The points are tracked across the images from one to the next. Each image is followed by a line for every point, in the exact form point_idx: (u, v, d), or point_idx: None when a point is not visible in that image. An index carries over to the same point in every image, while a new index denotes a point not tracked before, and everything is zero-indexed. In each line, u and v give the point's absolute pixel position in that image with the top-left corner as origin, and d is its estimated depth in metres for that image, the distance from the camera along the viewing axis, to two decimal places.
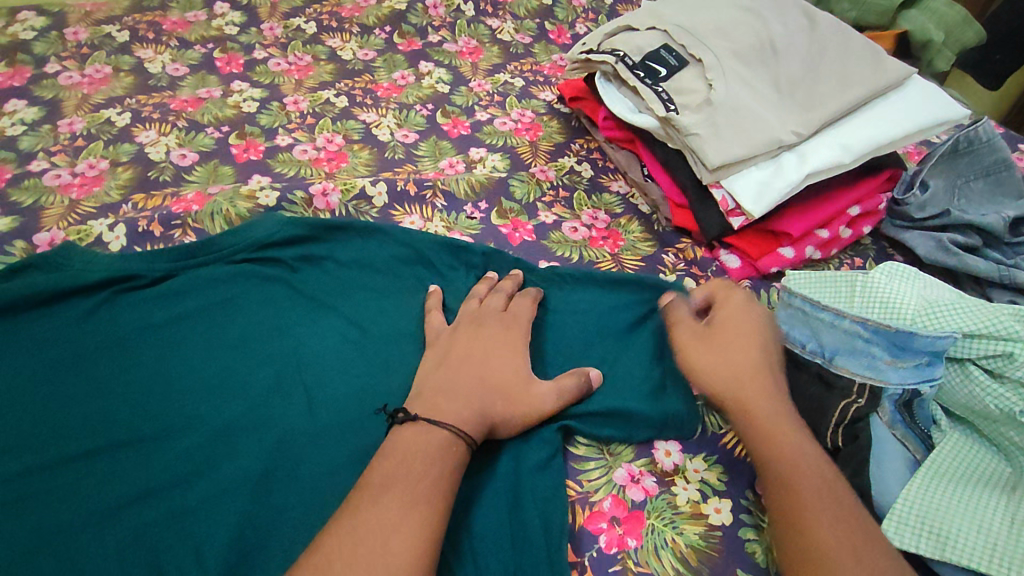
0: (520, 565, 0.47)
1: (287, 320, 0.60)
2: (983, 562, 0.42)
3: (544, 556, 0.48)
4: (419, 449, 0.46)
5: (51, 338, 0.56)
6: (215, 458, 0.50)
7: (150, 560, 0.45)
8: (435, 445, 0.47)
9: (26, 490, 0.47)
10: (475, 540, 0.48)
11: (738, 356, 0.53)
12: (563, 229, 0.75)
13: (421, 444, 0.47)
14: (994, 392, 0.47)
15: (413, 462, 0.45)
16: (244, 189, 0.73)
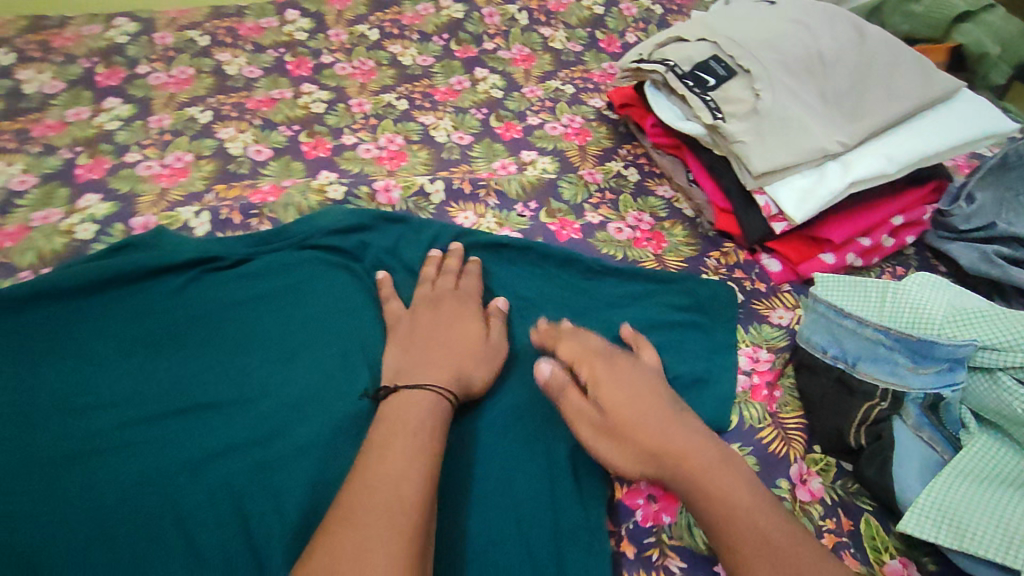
0: (560, 529, 0.51)
1: (353, 302, 0.65)
2: (999, 553, 0.44)
3: (583, 519, 0.52)
4: (412, 409, 0.51)
5: (149, 309, 0.62)
6: (291, 421, 0.55)
7: (237, 506, 0.50)
8: (425, 405, 0.52)
9: (131, 439, 0.53)
10: (519, 508, 0.52)
11: (641, 420, 0.52)
12: (608, 229, 0.78)
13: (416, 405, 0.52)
14: (1021, 396, 0.48)
15: (409, 420, 0.50)
16: (315, 183, 0.80)
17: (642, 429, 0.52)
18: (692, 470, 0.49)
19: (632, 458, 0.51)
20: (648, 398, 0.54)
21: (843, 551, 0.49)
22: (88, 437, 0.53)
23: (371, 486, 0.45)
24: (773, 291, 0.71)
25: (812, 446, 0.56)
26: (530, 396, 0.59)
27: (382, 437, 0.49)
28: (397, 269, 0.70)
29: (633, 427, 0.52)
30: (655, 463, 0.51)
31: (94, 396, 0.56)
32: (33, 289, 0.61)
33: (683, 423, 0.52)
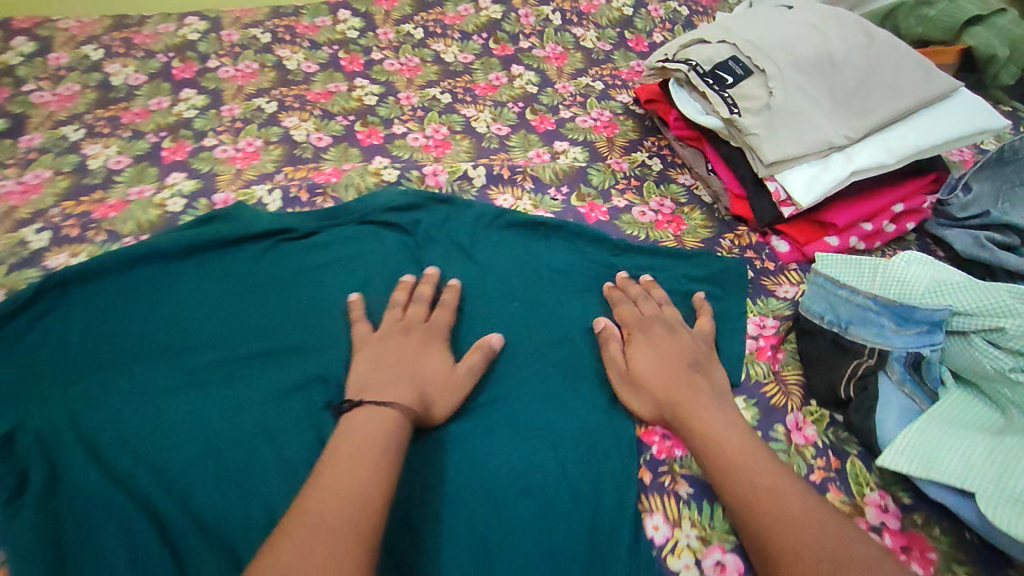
0: (595, 456, 0.61)
1: (406, 271, 0.76)
2: (963, 481, 0.52)
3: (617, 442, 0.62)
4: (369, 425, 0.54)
5: (237, 271, 0.74)
6: (356, 363, 0.66)
7: (315, 427, 0.61)
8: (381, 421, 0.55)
9: (229, 373, 0.65)
10: (554, 435, 0.62)
11: (657, 375, 0.63)
12: (633, 213, 0.87)
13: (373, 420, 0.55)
14: (991, 354, 0.56)
15: (366, 435, 0.54)
16: (372, 167, 0.90)
17: (653, 384, 0.62)
18: (693, 422, 0.59)
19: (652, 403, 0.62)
20: (672, 357, 0.64)
21: (829, 484, 0.58)
22: (192, 372, 0.65)
23: (329, 493, 0.48)
24: (782, 270, 0.79)
25: (809, 400, 0.65)
26: (560, 352, 0.69)
27: (340, 452, 0.52)
28: (443, 244, 0.80)
29: (654, 379, 0.63)
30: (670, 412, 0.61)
31: (197, 339, 0.68)
32: (140, 256, 0.73)
33: (696, 385, 0.62)
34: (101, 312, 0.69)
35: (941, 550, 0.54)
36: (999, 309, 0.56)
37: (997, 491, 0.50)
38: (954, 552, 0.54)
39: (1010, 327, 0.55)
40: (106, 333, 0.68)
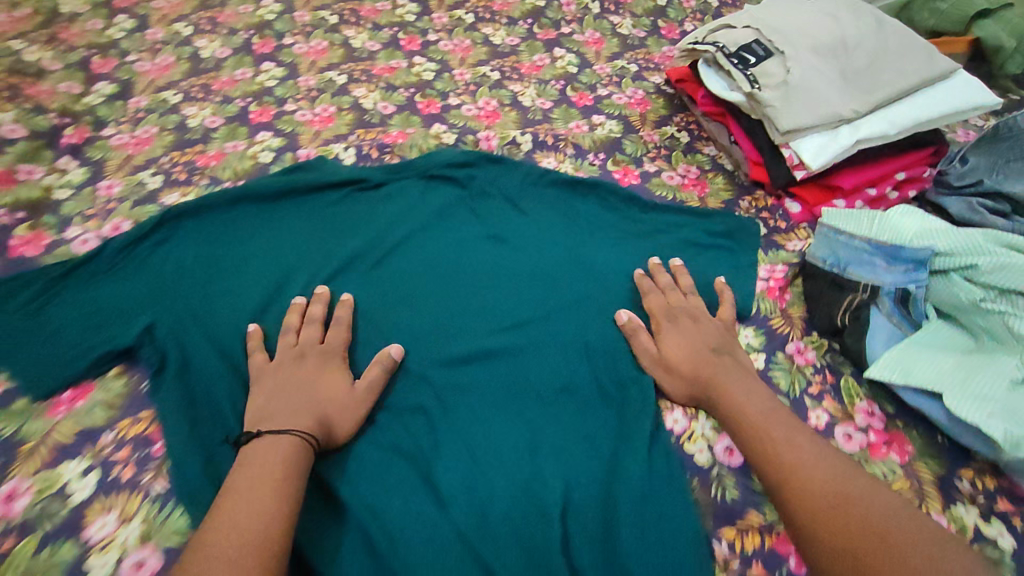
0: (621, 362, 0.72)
1: (461, 219, 0.89)
2: (935, 385, 0.63)
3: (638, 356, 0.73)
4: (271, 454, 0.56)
5: (319, 212, 0.87)
6: (421, 288, 0.79)
7: (388, 333, 0.74)
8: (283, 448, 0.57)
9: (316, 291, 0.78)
10: (588, 347, 0.73)
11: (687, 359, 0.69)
12: (662, 177, 0.98)
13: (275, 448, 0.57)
14: (967, 287, 0.67)
15: (267, 465, 0.55)
16: (433, 131, 1.02)
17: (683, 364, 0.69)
18: (726, 402, 0.64)
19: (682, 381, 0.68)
20: (698, 341, 0.70)
21: (823, 395, 0.70)
22: (287, 289, 0.78)
23: (235, 522, 0.50)
24: (792, 228, 0.90)
25: (810, 331, 0.76)
26: (594, 286, 0.80)
27: (244, 482, 0.53)
28: (494, 197, 0.92)
29: (684, 364, 0.69)
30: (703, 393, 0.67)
31: (288, 263, 0.81)
32: (240, 198, 0.87)
33: (729, 370, 0.67)
34: (208, 240, 0.82)
35: (915, 446, 0.66)
36: (971, 249, 0.67)
37: (963, 392, 0.61)
38: (926, 449, 0.65)
39: (981, 265, 0.66)
40: (211, 254, 0.81)
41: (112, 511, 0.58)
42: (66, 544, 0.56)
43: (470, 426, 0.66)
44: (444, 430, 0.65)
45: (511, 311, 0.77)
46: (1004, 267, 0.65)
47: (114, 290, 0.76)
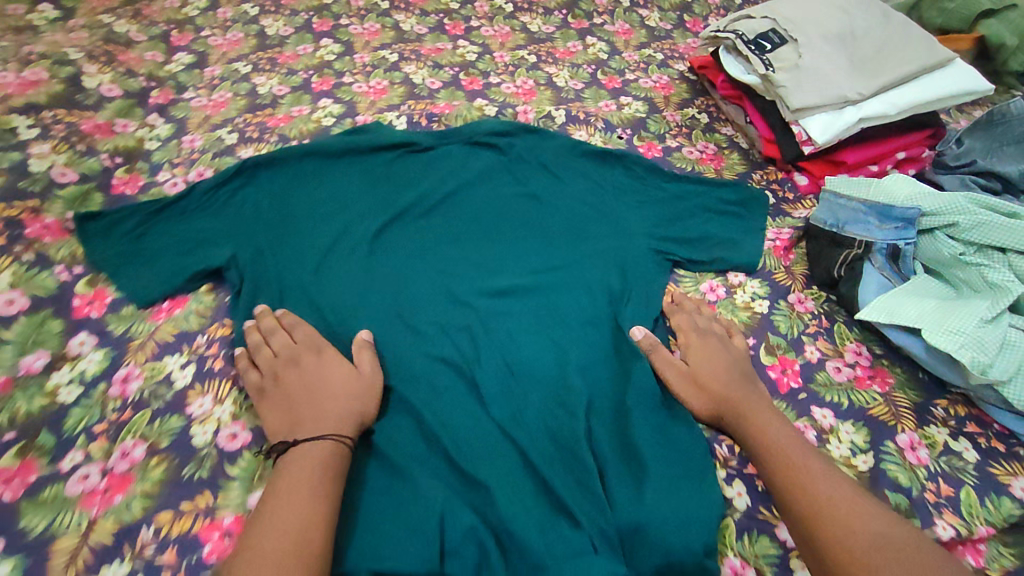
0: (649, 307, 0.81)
1: (500, 181, 0.98)
2: (915, 323, 0.72)
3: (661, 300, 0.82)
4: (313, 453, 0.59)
5: (374, 169, 0.97)
6: (466, 237, 0.89)
7: (437, 271, 0.83)
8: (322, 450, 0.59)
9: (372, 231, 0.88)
10: (614, 293, 0.82)
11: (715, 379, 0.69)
12: (682, 151, 1.08)
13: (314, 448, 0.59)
14: (950, 244, 0.76)
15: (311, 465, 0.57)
16: (476, 104, 1.13)
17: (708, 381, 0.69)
18: (751, 425, 0.65)
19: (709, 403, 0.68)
20: (724, 360, 0.71)
21: (818, 335, 0.80)
22: (347, 228, 0.87)
23: (276, 529, 0.52)
24: (800, 199, 1.00)
25: (811, 285, 0.86)
26: (621, 242, 0.89)
27: (285, 485, 0.56)
28: (531, 163, 1.01)
29: (712, 387, 0.69)
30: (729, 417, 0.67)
31: (347, 209, 0.91)
32: (304, 154, 0.97)
33: (754, 400, 0.68)
34: (276, 188, 0.92)
35: (896, 379, 0.75)
36: (955, 210, 0.76)
37: (938, 328, 0.70)
38: (906, 381, 0.75)
39: (961, 223, 0.76)
40: (280, 199, 0.91)
41: (208, 394, 0.69)
42: (172, 417, 0.66)
43: (507, 356, 0.74)
44: (484, 355, 0.74)
45: (545, 259, 0.86)
46: (981, 225, 0.75)
47: (198, 224, 0.86)
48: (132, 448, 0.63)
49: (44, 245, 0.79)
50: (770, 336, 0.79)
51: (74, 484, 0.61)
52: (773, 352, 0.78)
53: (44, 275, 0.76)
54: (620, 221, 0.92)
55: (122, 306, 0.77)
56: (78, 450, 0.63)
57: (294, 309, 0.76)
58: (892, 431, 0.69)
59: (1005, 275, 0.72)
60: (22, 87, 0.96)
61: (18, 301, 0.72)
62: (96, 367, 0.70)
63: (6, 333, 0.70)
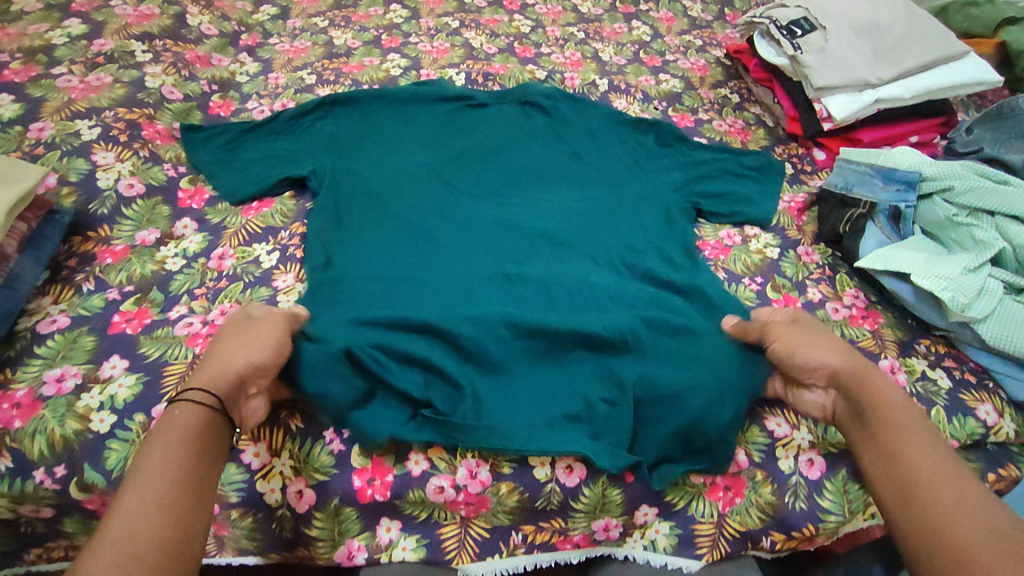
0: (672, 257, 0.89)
1: (546, 138, 1.07)
2: (908, 269, 0.81)
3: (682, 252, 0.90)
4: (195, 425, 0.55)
5: (434, 118, 1.08)
6: (510, 184, 0.98)
7: (482, 206, 0.93)
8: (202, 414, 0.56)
9: (427, 166, 0.98)
10: (637, 244, 0.90)
11: (839, 342, 0.70)
12: (713, 124, 1.18)
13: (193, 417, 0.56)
14: (945, 207, 0.86)
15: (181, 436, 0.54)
16: (528, 69, 1.25)
17: (824, 337, 0.70)
18: (870, 389, 0.64)
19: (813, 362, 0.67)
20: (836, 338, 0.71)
21: (821, 281, 0.90)
22: (406, 163, 0.97)
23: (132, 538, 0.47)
24: (816, 171, 1.10)
25: (817, 242, 0.96)
26: (651, 200, 0.97)
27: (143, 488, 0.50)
28: (574, 127, 1.10)
29: (837, 351, 0.67)
30: (849, 379, 0.65)
31: (408, 148, 1.01)
32: (375, 98, 1.08)
33: (872, 374, 0.66)
34: (348, 123, 1.04)
35: (885, 319, 0.85)
36: (950, 175, 0.86)
37: (925, 272, 0.79)
38: (894, 322, 0.85)
39: (956, 186, 0.85)
40: (349, 133, 1.01)
41: (291, 273, 0.81)
42: (261, 288, 0.79)
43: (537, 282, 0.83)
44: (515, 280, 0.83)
45: (582, 206, 0.95)
46: (973, 189, 0.84)
47: (280, 144, 0.98)
48: (228, 308, 0.76)
49: (156, 146, 0.92)
50: (776, 277, 0.89)
51: (181, 328, 0.73)
52: (779, 290, 0.88)
53: (156, 169, 0.89)
54: (649, 179, 1.01)
55: (218, 202, 0.90)
56: (183, 305, 0.76)
57: (354, 222, 0.87)
58: (877, 356, 0.79)
59: (990, 233, 0.82)
60: (139, 18, 1.11)
61: (136, 187, 0.86)
62: (197, 246, 0.83)
63: (127, 211, 0.83)
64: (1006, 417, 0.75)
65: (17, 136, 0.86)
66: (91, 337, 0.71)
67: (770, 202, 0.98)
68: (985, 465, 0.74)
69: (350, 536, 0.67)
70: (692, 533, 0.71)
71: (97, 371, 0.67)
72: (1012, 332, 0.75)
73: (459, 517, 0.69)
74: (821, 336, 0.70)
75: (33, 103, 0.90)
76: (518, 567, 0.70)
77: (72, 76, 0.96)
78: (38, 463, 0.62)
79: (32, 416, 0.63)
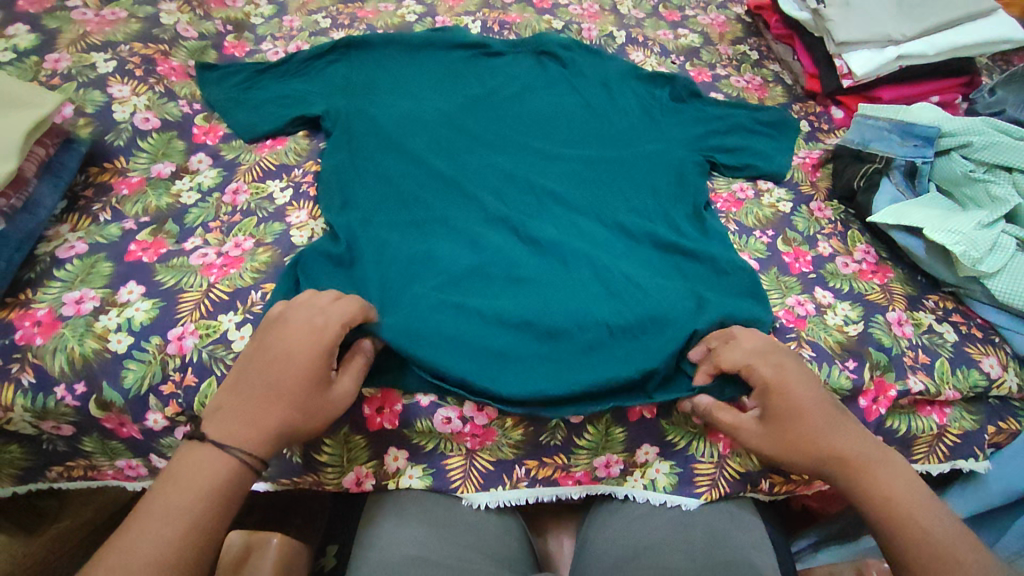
0: (679, 211, 0.88)
1: (560, 90, 1.06)
2: (923, 225, 0.80)
3: (690, 207, 0.89)
4: (204, 466, 0.55)
5: (449, 65, 1.06)
6: (523, 134, 0.97)
7: (492, 156, 0.92)
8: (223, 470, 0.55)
9: (439, 112, 0.97)
10: (646, 199, 0.89)
11: (800, 419, 0.62)
12: (730, 80, 1.16)
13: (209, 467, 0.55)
14: (963, 163, 0.85)
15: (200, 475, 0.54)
16: (544, 19, 1.23)
17: (789, 428, 0.62)
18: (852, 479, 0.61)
19: (809, 462, 0.62)
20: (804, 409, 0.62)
21: (832, 236, 0.89)
22: (418, 109, 0.96)
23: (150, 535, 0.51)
24: (834, 129, 1.08)
25: (830, 200, 0.95)
26: (664, 152, 0.95)
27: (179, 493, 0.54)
28: (590, 78, 1.08)
29: (815, 452, 0.61)
30: (837, 470, 0.62)
31: (421, 95, 1.00)
32: (389, 41, 1.06)
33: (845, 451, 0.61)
34: (362, 67, 1.02)
35: (895, 274, 0.85)
36: (973, 131, 0.85)
37: (939, 227, 0.79)
38: (903, 278, 0.85)
39: (975, 142, 0.84)
40: (363, 78, 1.00)
41: (304, 209, 0.82)
42: (275, 223, 0.80)
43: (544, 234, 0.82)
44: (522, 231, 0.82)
45: (595, 158, 0.94)
46: (993, 145, 0.83)
47: (294, 85, 0.98)
48: (243, 241, 0.77)
49: (171, 82, 0.92)
50: (787, 231, 0.89)
51: (196, 258, 0.74)
52: (789, 243, 0.88)
53: (171, 104, 0.89)
54: (662, 132, 1.00)
55: (233, 140, 0.90)
56: (198, 237, 0.77)
57: (364, 165, 0.86)
58: (884, 309, 0.80)
59: (1008, 190, 0.81)
60: None
61: (152, 120, 0.86)
62: (211, 181, 0.84)
63: (142, 144, 0.84)
64: (1010, 370, 0.76)
65: (34, 66, 0.87)
66: (109, 263, 0.72)
67: (784, 158, 0.97)
68: (984, 417, 0.75)
69: (357, 464, 0.69)
70: (691, 471, 0.72)
71: (114, 295, 0.69)
72: (1022, 288, 0.75)
73: (465, 449, 0.70)
74: (785, 425, 0.62)
75: (49, 35, 0.90)
76: (519, 499, 0.71)
77: (87, 10, 0.96)
78: (59, 379, 0.64)
79: (53, 334, 0.65)
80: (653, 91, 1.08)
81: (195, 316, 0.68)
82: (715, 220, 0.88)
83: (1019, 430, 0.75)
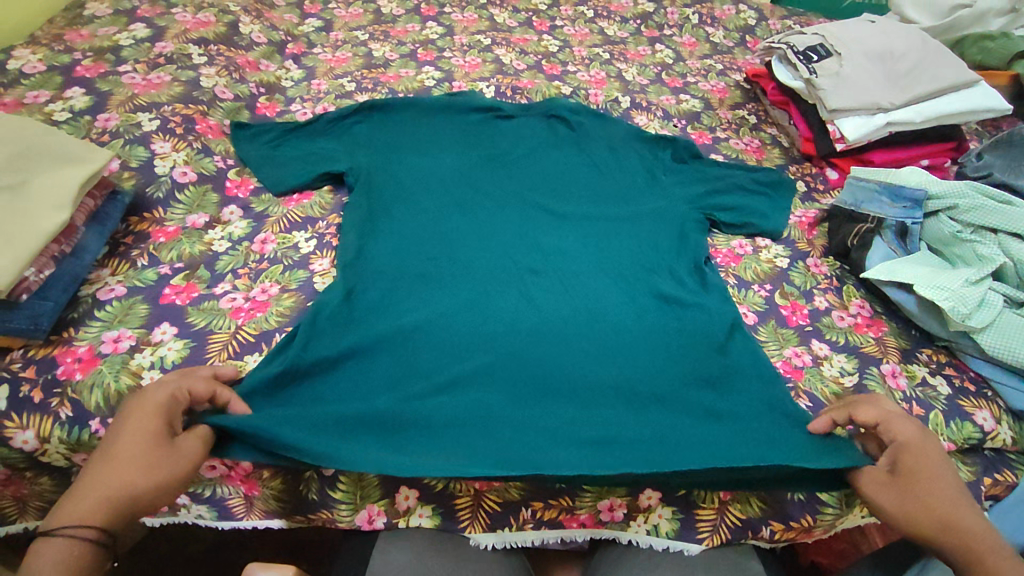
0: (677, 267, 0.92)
1: (567, 151, 1.12)
2: (913, 280, 0.84)
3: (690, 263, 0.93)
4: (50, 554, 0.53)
5: (464, 127, 1.14)
6: (532, 193, 1.03)
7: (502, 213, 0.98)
8: (62, 552, 0.54)
9: (452, 171, 1.04)
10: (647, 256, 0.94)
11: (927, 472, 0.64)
12: (730, 143, 1.23)
13: (49, 555, 0.54)
14: (950, 224, 0.90)
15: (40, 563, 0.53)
16: (554, 85, 1.31)
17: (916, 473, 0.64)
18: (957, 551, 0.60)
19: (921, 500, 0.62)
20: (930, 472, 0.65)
21: (828, 290, 0.93)
22: (433, 169, 1.03)
23: None
24: (829, 190, 1.14)
25: (827, 256, 0.99)
26: (664, 211, 1.00)
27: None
28: (597, 141, 1.15)
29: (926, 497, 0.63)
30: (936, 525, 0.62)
31: (437, 155, 1.07)
32: (407, 105, 1.14)
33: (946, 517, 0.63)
34: (383, 128, 1.10)
35: (889, 328, 0.89)
36: (958, 193, 0.90)
37: (927, 283, 0.83)
38: (896, 331, 0.88)
39: (960, 205, 0.89)
40: (384, 139, 1.08)
41: (327, 258, 0.87)
42: (300, 271, 0.85)
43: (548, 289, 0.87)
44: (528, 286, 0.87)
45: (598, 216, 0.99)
46: (977, 208, 0.89)
47: (321, 144, 1.05)
48: (270, 287, 0.82)
49: (208, 140, 0.99)
50: (785, 285, 0.94)
51: (225, 302, 0.79)
52: (786, 297, 0.92)
53: (207, 160, 0.97)
54: (663, 190, 1.06)
55: (262, 193, 0.97)
56: (228, 282, 0.82)
57: (380, 219, 0.92)
58: (878, 360, 0.83)
59: (993, 249, 0.85)
60: (197, 25, 1.20)
61: (189, 174, 0.93)
62: (241, 231, 0.90)
63: (179, 196, 0.91)
64: (1003, 424, 0.78)
65: (86, 124, 0.95)
66: (145, 306, 0.77)
67: (781, 215, 1.02)
68: (981, 468, 0.77)
69: (370, 501, 0.72)
70: (693, 518, 0.74)
71: (149, 335, 0.74)
72: (1010, 342, 0.78)
73: (474, 489, 0.73)
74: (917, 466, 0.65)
75: (101, 96, 0.99)
76: (525, 540, 0.73)
77: (135, 74, 1.05)
78: (94, 414, 0.68)
79: (92, 370, 0.69)
80: (655, 150, 1.14)
81: (224, 355, 0.73)
82: (714, 274, 0.92)
83: (1016, 482, 0.77)
